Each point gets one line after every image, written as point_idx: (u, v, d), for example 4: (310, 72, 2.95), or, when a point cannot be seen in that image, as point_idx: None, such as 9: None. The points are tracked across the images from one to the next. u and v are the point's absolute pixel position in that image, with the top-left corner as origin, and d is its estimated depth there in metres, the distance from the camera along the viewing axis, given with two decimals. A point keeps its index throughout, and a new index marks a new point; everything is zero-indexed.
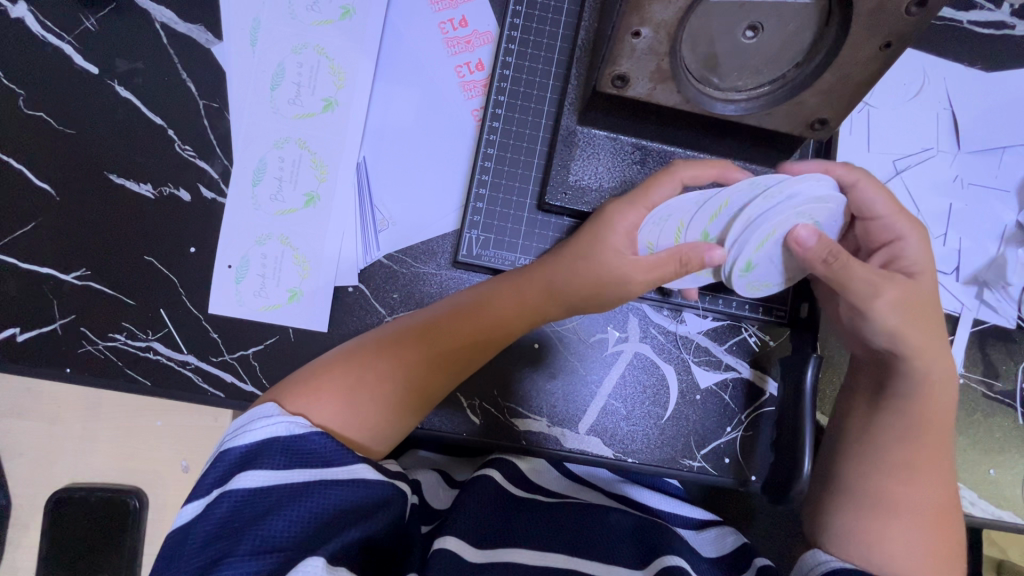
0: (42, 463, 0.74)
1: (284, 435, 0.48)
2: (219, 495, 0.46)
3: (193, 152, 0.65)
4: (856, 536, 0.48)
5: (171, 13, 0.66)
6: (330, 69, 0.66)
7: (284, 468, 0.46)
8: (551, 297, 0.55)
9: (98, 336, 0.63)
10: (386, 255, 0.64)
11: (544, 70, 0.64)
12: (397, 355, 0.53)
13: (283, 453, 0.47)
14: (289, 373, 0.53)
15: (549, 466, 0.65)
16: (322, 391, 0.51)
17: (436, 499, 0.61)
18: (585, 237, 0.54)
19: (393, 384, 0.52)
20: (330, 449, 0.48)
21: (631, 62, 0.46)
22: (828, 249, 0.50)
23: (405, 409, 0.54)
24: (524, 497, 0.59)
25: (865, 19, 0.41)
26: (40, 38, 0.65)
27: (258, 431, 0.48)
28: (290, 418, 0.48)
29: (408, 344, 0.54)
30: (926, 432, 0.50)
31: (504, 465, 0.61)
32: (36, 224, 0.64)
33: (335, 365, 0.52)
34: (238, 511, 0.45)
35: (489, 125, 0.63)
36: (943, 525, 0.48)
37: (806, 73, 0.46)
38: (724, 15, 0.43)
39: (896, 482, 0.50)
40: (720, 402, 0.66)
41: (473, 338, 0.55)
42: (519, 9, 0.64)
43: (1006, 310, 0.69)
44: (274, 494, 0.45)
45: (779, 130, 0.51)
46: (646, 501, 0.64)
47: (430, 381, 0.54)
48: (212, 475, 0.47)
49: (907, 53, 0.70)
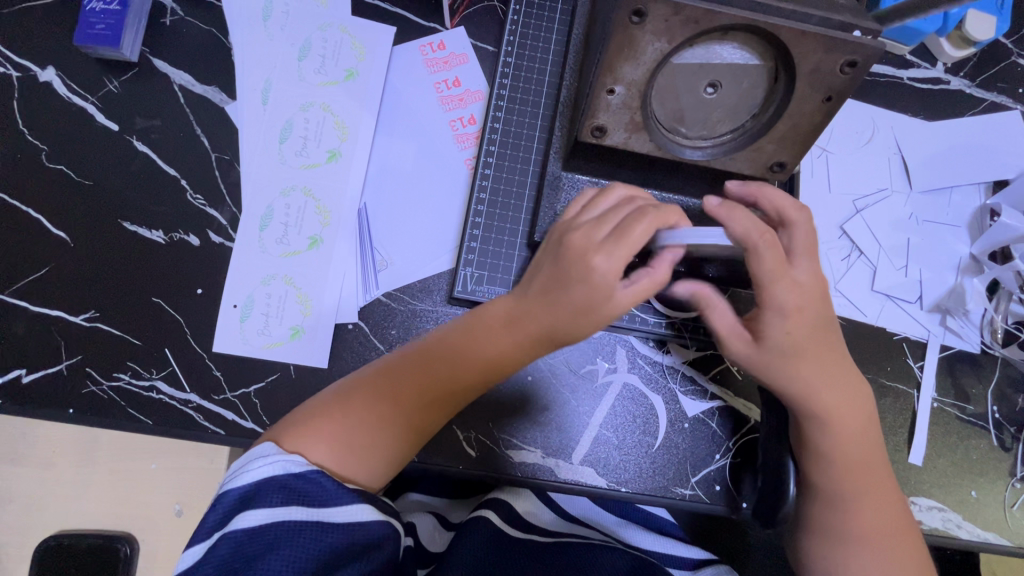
0: (38, 508, 0.75)
1: (281, 474, 0.49)
2: (220, 538, 0.47)
3: (203, 200, 0.70)
4: (821, 562, 0.58)
5: (188, 76, 0.72)
6: (334, 124, 0.72)
7: (282, 505, 0.48)
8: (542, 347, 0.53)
9: (103, 376, 0.65)
10: (385, 293, 0.68)
11: (531, 123, 0.70)
12: (388, 398, 0.54)
13: (281, 492, 0.48)
14: (290, 410, 0.54)
15: (546, 507, 0.69)
16: (316, 435, 0.52)
17: (432, 542, 0.66)
18: (582, 295, 0.49)
19: (384, 426, 0.53)
20: (328, 490, 0.49)
21: (607, 115, 0.52)
22: (730, 326, 0.54)
23: (394, 452, 0.54)
24: (521, 537, 0.64)
25: (807, 76, 0.47)
26: (65, 98, 0.71)
27: (256, 471, 0.49)
28: (288, 457, 0.50)
29: (398, 384, 0.54)
30: (851, 450, 0.56)
31: (495, 505, 0.67)
32: (48, 269, 0.67)
33: (337, 401, 0.53)
34: (240, 550, 0.47)
35: (481, 172, 0.69)
36: (899, 527, 0.57)
37: (763, 122, 0.52)
38: (685, 75, 0.50)
39: (832, 508, 0.57)
40: (708, 429, 0.69)
41: (459, 380, 0.54)
42: (507, 70, 0.71)
43: (970, 335, 0.73)
44: (272, 533, 0.47)
45: (744, 173, 0.56)
46: (640, 543, 0.68)
47: (418, 424, 0.55)
48: (213, 518, 0.49)
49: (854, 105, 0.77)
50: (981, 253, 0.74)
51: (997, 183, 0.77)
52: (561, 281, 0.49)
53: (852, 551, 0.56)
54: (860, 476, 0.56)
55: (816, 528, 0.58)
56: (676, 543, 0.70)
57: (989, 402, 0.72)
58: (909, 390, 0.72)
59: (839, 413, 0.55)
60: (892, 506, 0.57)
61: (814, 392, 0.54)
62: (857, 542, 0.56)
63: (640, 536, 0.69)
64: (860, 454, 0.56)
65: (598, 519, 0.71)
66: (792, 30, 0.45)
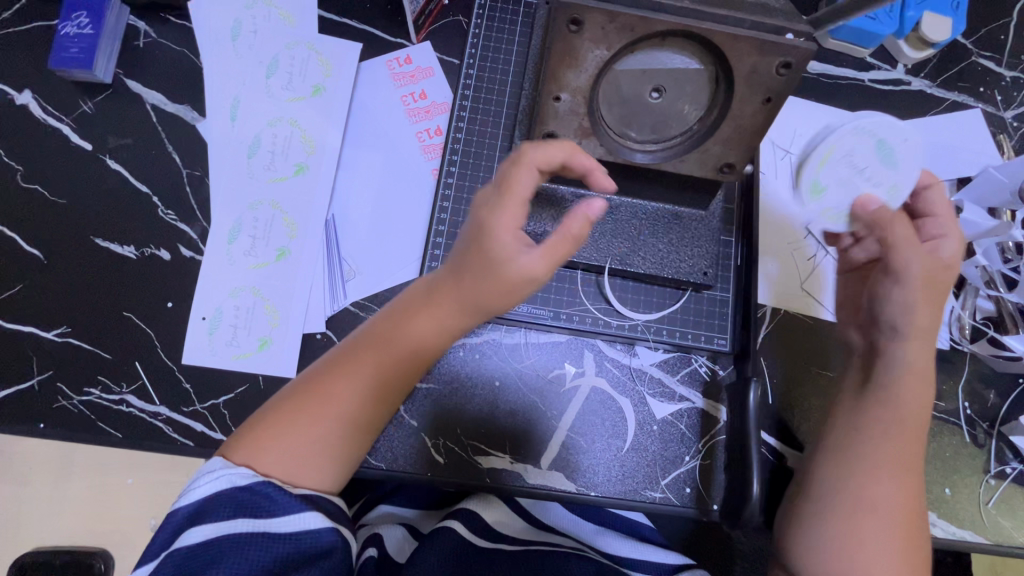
0: (14, 525, 0.75)
1: (229, 488, 0.51)
2: (166, 555, 0.49)
3: (175, 215, 0.71)
4: (843, 534, 0.56)
5: (161, 96, 0.74)
6: (302, 138, 0.73)
7: (230, 518, 0.49)
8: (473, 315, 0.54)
9: (74, 390, 0.66)
10: (352, 302, 0.69)
11: (493, 132, 0.71)
12: (329, 396, 0.54)
13: (229, 506, 0.50)
14: (243, 422, 0.55)
15: (519, 518, 0.69)
16: (270, 444, 0.52)
17: (399, 551, 0.65)
18: (481, 257, 0.50)
19: (335, 426, 0.54)
20: (276, 500, 0.51)
21: (556, 121, 0.53)
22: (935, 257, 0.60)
23: (354, 448, 0.55)
24: (488, 547, 0.64)
25: (744, 78, 0.48)
26: (41, 120, 0.73)
27: (207, 486, 0.51)
28: (234, 469, 0.51)
29: (337, 382, 0.54)
30: (899, 422, 0.59)
31: (461, 513, 0.66)
32: (22, 286, 0.68)
33: (281, 408, 0.54)
34: (185, 566, 0.48)
35: (444, 181, 0.70)
36: (913, 529, 0.57)
37: (709, 124, 0.53)
38: (628, 80, 0.51)
39: (869, 474, 0.58)
40: (677, 431, 0.69)
41: (401, 364, 0.55)
42: (469, 81, 0.73)
43: (939, 332, 0.73)
44: (219, 545, 0.48)
45: (695, 175, 0.57)
46: (616, 551, 0.68)
47: (372, 414, 0.55)
48: (162, 537, 0.50)
49: (798, 104, 0.79)
50: None
51: (961, 181, 0.77)
52: (468, 242, 0.52)
53: (877, 519, 0.56)
54: (898, 440, 0.58)
55: (847, 494, 0.58)
56: (654, 549, 0.69)
57: (959, 398, 0.72)
58: None
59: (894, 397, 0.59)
60: (913, 488, 0.58)
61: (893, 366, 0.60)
62: (880, 509, 0.57)
63: (618, 544, 0.69)
64: (904, 423, 0.59)
65: (576, 530, 0.70)
66: (724, 34, 0.46)
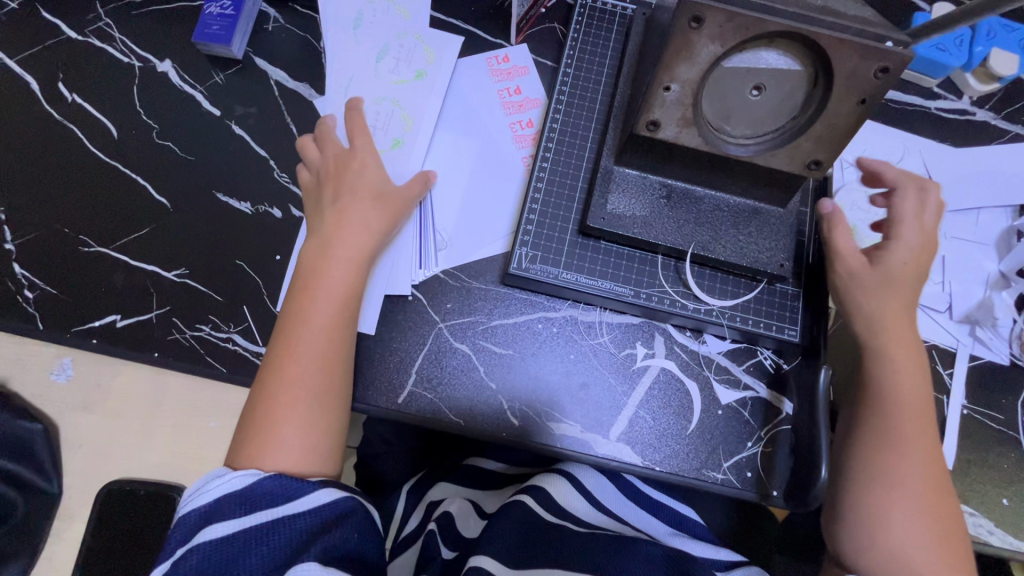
0: (106, 453, 0.81)
1: (239, 488, 0.55)
2: (188, 551, 0.52)
3: (287, 178, 0.78)
4: (868, 514, 0.60)
5: (284, 73, 0.82)
6: (401, 116, 0.80)
7: (247, 513, 0.54)
8: (356, 285, 0.68)
9: (187, 325, 0.72)
10: (444, 269, 0.75)
11: (584, 126, 0.77)
12: (285, 387, 0.62)
13: (242, 504, 0.54)
14: (238, 436, 0.62)
15: (584, 501, 0.72)
16: (262, 450, 0.60)
17: (467, 527, 0.71)
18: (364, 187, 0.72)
19: (305, 408, 0.62)
20: (289, 488, 0.57)
21: (661, 110, 0.59)
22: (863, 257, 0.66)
23: (334, 419, 0.64)
24: (553, 520, 0.67)
25: (844, 80, 0.54)
26: (177, 86, 0.81)
27: (214, 490, 0.55)
28: (242, 473, 0.57)
29: (271, 379, 0.62)
30: (902, 400, 0.62)
31: (535, 491, 0.71)
32: (148, 229, 0.76)
33: (278, 407, 0.61)
34: (211, 559, 0.51)
35: (538, 165, 0.76)
36: (946, 511, 0.60)
37: (802, 122, 0.58)
38: (734, 77, 0.57)
39: (880, 450, 0.61)
40: (741, 418, 0.72)
41: (303, 345, 0.64)
42: (565, 79, 0.80)
43: (999, 348, 0.76)
44: (243, 535, 0.52)
45: (783, 170, 0.62)
46: (690, 549, 0.68)
47: (335, 385, 0.64)
48: (177, 537, 0.53)
49: (872, 127, 0.84)
50: (1009, 270, 0.77)
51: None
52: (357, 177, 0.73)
53: (890, 496, 0.60)
54: (904, 415, 0.62)
55: (862, 474, 0.61)
56: (716, 548, 0.70)
57: (1018, 412, 0.74)
58: (940, 395, 0.74)
59: (902, 395, 0.62)
60: (931, 464, 0.61)
61: (889, 362, 0.63)
62: (898, 486, 0.60)
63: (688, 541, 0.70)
64: (902, 400, 0.62)
65: (646, 526, 0.72)
66: (831, 38, 0.51)
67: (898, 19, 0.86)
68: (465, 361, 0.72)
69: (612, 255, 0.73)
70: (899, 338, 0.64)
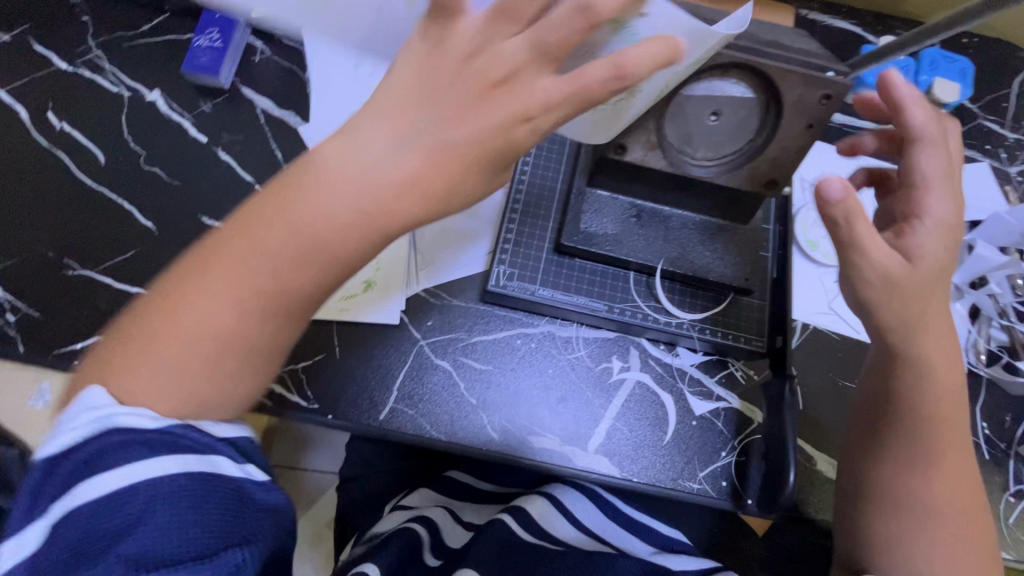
0: None
1: (116, 425, 0.44)
2: (69, 510, 0.43)
3: None
4: (892, 538, 0.59)
5: (271, 103, 0.86)
6: None
7: (132, 444, 0.44)
8: (349, 224, 0.47)
9: None
10: (424, 288, 0.77)
11: (558, 146, 0.81)
12: (182, 327, 0.47)
13: (123, 440, 0.44)
14: (106, 349, 0.48)
15: (564, 519, 0.73)
16: (129, 360, 0.46)
17: (451, 536, 0.74)
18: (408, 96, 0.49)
19: (184, 369, 0.46)
20: (184, 434, 0.46)
21: (628, 133, 0.63)
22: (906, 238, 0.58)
23: (224, 401, 0.49)
24: (532, 542, 0.69)
25: (792, 106, 0.58)
26: (165, 115, 0.84)
27: (81, 425, 0.44)
28: (116, 412, 0.45)
29: (179, 299, 0.47)
30: (929, 415, 0.60)
31: (515, 511, 0.73)
32: (133, 252, 0.77)
33: (159, 340, 0.47)
34: (100, 517, 0.43)
35: (514, 187, 0.80)
36: (979, 527, 0.60)
37: (757, 145, 0.63)
38: (693, 104, 0.61)
39: (902, 471, 0.60)
40: (714, 428, 0.74)
41: (244, 289, 0.47)
42: None
43: None
44: (140, 449, 0.44)
45: (742, 188, 0.67)
46: (673, 564, 0.67)
47: (232, 375, 0.48)
48: (49, 491, 0.44)
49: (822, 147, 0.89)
50: (963, 282, 0.81)
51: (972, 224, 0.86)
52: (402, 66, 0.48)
53: (920, 517, 0.59)
54: (934, 428, 0.60)
55: (883, 496, 0.61)
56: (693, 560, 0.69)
57: (979, 418, 0.77)
58: None
59: (931, 411, 0.59)
60: (957, 482, 0.60)
61: (927, 375, 0.59)
62: (925, 510, 0.59)
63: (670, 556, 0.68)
64: (937, 413, 0.60)
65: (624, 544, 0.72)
66: (778, 69, 0.56)
67: (849, 52, 0.92)
68: (445, 378, 0.74)
69: (586, 273, 0.77)
70: (940, 350, 0.59)
